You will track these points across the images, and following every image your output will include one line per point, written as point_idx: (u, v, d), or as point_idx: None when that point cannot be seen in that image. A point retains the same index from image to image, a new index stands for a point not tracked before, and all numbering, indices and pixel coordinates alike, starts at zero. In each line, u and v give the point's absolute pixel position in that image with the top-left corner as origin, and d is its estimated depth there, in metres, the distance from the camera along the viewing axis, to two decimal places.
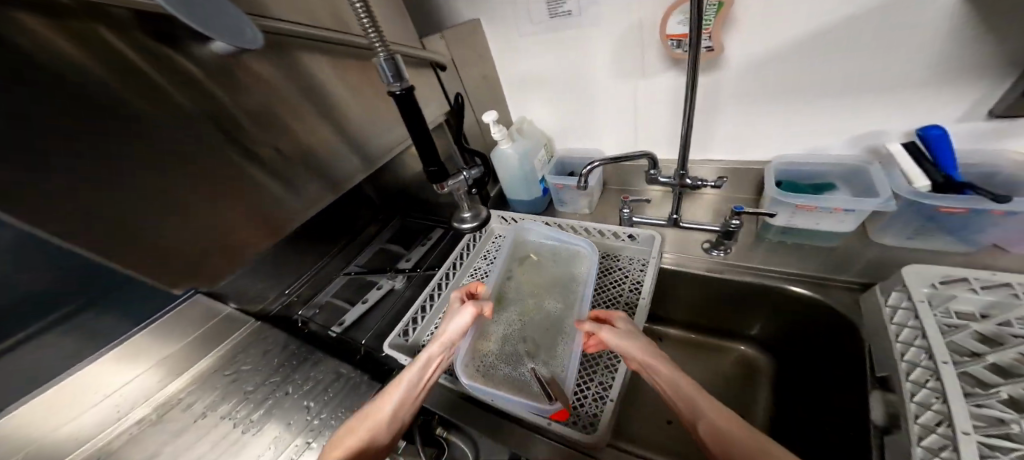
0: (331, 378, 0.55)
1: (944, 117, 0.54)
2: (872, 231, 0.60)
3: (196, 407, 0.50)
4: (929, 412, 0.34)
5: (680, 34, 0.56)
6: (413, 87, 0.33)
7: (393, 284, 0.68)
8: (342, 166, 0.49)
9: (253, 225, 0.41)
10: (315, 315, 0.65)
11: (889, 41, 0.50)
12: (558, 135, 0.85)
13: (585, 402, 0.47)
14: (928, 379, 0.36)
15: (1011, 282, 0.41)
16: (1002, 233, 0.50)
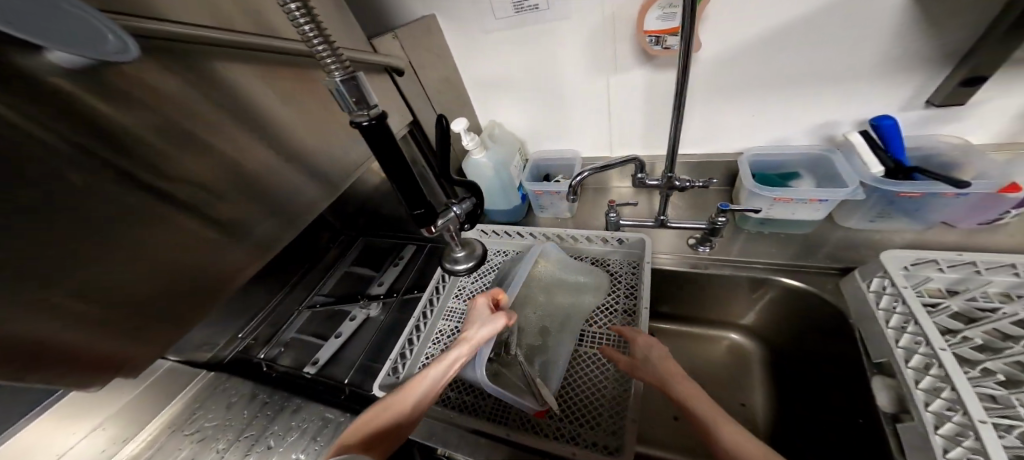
0: (319, 425, 0.48)
1: (893, 106, 0.57)
2: (837, 215, 0.60)
3: None
4: (939, 399, 0.34)
5: (659, 30, 0.56)
6: (382, 113, 0.28)
7: (368, 313, 0.64)
8: (307, 192, 0.45)
9: (212, 267, 0.35)
10: (283, 353, 0.59)
11: (850, 33, 0.51)
12: (530, 137, 0.84)
13: (601, 420, 0.46)
14: (929, 365, 0.36)
15: (976, 261, 0.42)
16: (949, 211, 0.52)
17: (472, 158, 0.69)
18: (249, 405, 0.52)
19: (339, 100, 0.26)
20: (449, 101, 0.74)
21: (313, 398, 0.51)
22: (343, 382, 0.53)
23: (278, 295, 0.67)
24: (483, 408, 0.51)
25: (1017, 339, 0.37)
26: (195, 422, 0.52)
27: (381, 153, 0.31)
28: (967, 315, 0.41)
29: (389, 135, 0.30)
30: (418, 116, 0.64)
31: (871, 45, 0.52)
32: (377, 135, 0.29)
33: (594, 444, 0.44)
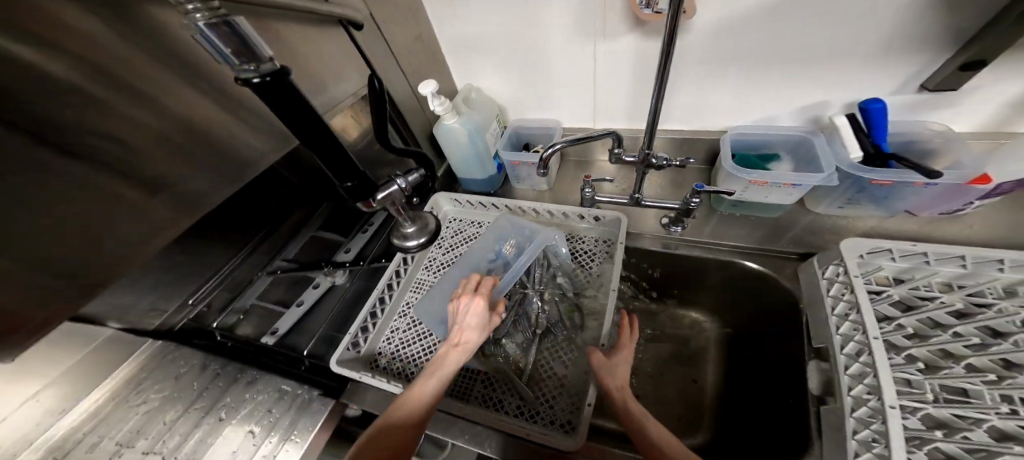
0: (274, 397, 0.48)
1: (883, 89, 0.55)
2: (808, 201, 0.59)
3: (108, 444, 0.44)
4: (861, 384, 0.37)
5: None
6: (279, 68, 0.25)
7: (334, 280, 0.62)
8: (254, 148, 0.41)
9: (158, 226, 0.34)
10: (244, 320, 0.57)
11: (855, 8, 0.47)
12: (511, 104, 0.79)
13: (559, 401, 0.48)
14: (860, 353, 0.38)
15: (927, 251, 0.42)
16: (918, 199, 0.51)
17: (444, 123, 0.64)
18: (199, 377, 0.50)
19: (214, 53, 0.23)
20: (421, 61, 0.67)
21: (272, 372, 0.51)
22: (302, 354, 0.53)
23: (233, 259, 0.57)
24: (446, 384, 0.52)
25: (945, 329, 0.39)
26: (141, 392, 0.49)
27: (286, 112, 0.28)
28: (906, 302, 0.42)
29: (296, 91, 0.28)
30: (382, 76, 0.58)
31: (869, 25, 0.48)
32: (274, 91, 0.26)
33: (552, 422, 0.46)
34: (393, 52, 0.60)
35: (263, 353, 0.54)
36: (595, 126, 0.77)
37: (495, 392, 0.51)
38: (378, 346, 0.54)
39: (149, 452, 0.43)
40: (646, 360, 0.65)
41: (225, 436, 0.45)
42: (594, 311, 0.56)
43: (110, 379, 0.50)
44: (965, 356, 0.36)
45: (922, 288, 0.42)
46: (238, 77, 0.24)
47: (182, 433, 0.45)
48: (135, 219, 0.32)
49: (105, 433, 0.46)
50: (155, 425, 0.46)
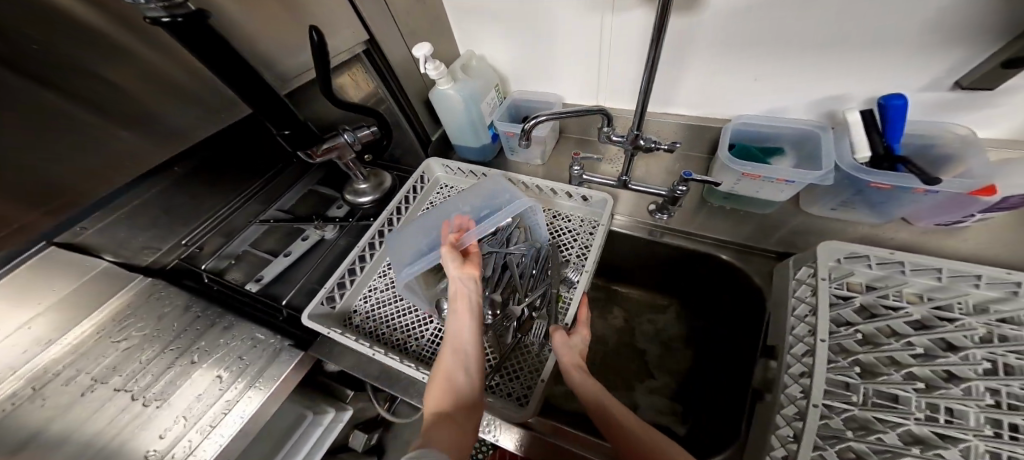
0: (247, 346, 0.52)
1: (909, 85, 0.50)
2: (804, 201, 0.59)
3: (84, 376, 0.41)
4: (797, 384, 0.41)
5: None
6: (192, 11, 0.29)
7: (323, 234, 0.65)
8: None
9: (154, 145, 0.45)
10: (234, 266, 0.59)
11: None
12: (512, 73, 0.76)
13: (520, 375, 0.50)
14: (804, 354, 0.42)
15: (904, 262, 0.44)
16: (916, 207, 0.50)
17: (439, 88, 0.64)
18: (179, 318, 0.50)
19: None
20: (421, 20, 0.65)
21: (249, 320, 0.54)
22: (280, 305, 0.58)
23: (231, 202, 0.60)
24: (413, 347, 0.53)
25: (900, 337, 0.43)
26: (123, 329, 0.46)
27: (208, 56, 0.32)
28: (871, 309, 0.46)
29: (216, 38, 0.32)
30: (378, 36, 0.57)
31: (904, 14, 0.44)
32: (189, 32, 0.29)
33: (509, 394, 0.48)
34: (391, 11, 0.58)
35: (247, 301, 0.57)
36: (598, 104, 0.74)
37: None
38: (354, 303, 0.56)
39: (121, 389, 0.43)
40: (616, 340, 0.69)
41: (195, 378, 0.47)
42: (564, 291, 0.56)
43: (100, 310, 0.46)
44: (908, 364, 0.41)
45: (891, 297, 0.45)
46: (151, 17, 0.27)
47: (155, 373, 0.45)
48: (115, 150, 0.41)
49: (83, 366, 0.42)
50: (130, 363, 0.45)
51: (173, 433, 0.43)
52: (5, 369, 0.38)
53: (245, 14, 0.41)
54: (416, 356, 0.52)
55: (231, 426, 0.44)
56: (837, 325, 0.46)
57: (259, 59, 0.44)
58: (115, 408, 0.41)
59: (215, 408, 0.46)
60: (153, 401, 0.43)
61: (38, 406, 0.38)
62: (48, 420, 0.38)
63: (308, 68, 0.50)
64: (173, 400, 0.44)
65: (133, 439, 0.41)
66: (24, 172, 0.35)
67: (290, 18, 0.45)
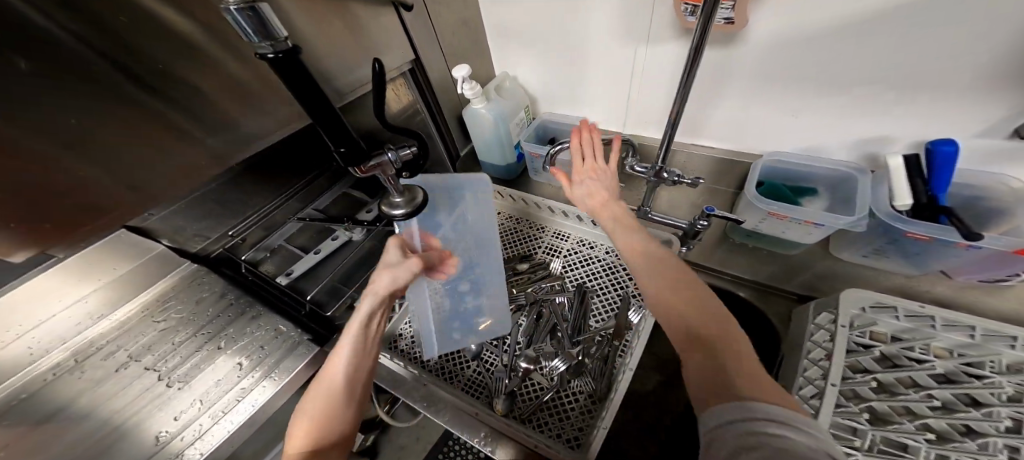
0: (270, 336, 0.58)
1: (958, 132, 0.48)
2: (833, 246, 0.57)
3: (121, 354, 0.46)
4: None
5: None
6: (295, 48, 0.27)
7: (351, 235, 0.72)
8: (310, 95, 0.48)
9: (226, 146, 0.42)
10: (269, 258, 0.64)
11: (934, 38, 0.42)
12: (544, 97, 0.79)
13: (571, 416, 0.50)
14: (813, 396, 0.41)
15: (935, 316, 0.43)
16: (956, 262, 0.47)
17: (472, 107, 0.67)
18: (215, 304, 0.55)
19: (239, 27, 0.24)
20: (464, 44, 0.69)
21: (275, 312, 0.61)
22: (304, 299, 0.65)
23: (274, 200, 0.61)
24: (461, 377, 0.56)
25: (920, 389, 0.42)
26: (164, 310, 0.51)
27: (294, 87, 0.30)
28: (893, 360, 0.44)
29: (305, 69, 0.29)
30: (423, 56, 0.61)
31: (963, 57, 0.42)
32: (287, 68, 0.28)
33: (559, 435, 0.48)
34: (437, 34, 0.62)
35: (276, 293, 0.63)
36: (624, 131, 0.76)
37: (509, 394, 0.53)
38: (399, 327, 0.60)
39: (149, 369, 0.48)
40: None
41: (216, 364, 0.53)
42: (623, 337, 0.56)
43: (148, 290, 0.50)
44: (925, 415, 0.40)
45: (918, 349, 0.43)
46: (253, 52, 0.26)
47: (183, 355, 0.51)
48: (182, 149, 0.38)
49: (122, 344, 0.47)
50: (163, 344, 0.50)
51: (186, 416, 0.49)
52: (58, 339, 0.43)
53: (314, 34, 0.44)
54: (462, 387, 0.55)
55: (241, 413, 0.52)
56: (854, 371, 0.45)
57: (321, 74, 0.48)
58: (140, 387, 0.47)
59: (239, 386, 0.53)
60: (175, 383, 0.49)
61: (77, 378, 0.43)
62: (80, 392, 0.43)
63: (363, 83, 0.54)
64: (193, 384, 0.50)
65: (151, 418, 0.47)
66: (110, 169, 0.34)
67: (352, 38, 0.49)
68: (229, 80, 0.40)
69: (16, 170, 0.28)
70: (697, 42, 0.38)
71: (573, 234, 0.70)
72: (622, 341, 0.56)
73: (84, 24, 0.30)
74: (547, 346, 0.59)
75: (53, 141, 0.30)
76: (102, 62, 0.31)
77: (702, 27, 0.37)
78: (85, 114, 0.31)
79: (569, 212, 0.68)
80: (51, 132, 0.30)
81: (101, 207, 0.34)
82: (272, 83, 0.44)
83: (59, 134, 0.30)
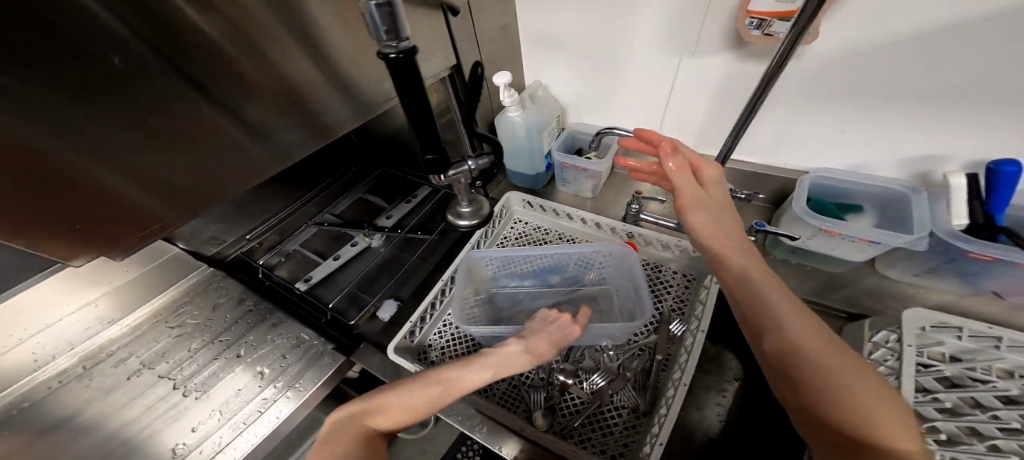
0: (291, 344, 0.54)
1: (1017, 153, 0.47)
2: (879, 264, 0.55)
3: (132, 362, 0.48)
4: None
5: (765, 13, 0.47)
6: (414, 51, 0.25)
7: (371, 242, 0.71)
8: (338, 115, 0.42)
9: (270, 157, 0.37)
10: (283, 262, 0.66)
11: (997, 59, 0.42)
12: (575, 106, 0.78)
13: (615, 430, 0.47)
14: None
15: (1002, 336, 0.41)
16: (1012, 283, 0.46)
17: (507, 115, 0.66)
18: (233, 310, 0.56)
19: (370, 25, 0.23)
20: (501, 51, 0.69)
21: (297, 319, 0.57)
22: (327, 306, 0.59)
23: (290, 206, 0.73)
24: (493, 389, 0.52)
25: (985, 409, 0.39)
26: (177, 316, 0.54)
27: (401, 89, 0.27)
28: (955, 380, 0.42)
29: (416, 74, 0.27)
30: (463, 61, 0.60)
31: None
32: (401, 72, 0.26)
33: (603, 451, 0.45)
34: (478, 39, 0.61)
35: (295, 299, 0.59)
36: None
37: (549, 408, 0.49)
38: (429, 340, 0.54)
39: (164, 377, 0.48)
40: None
41: (234, 374, 0.50)
42: (667, 349, 0.53)
43: (156, 297, 0.54)
44: (994, 436, 0.37)
45: (979, 369, 0.41)
46: (376, 49, 0.24)
47: (198, 363, 0.50)
48: (227, 158, 0.34)
49: (133, 351, 0.50)
50: (177, 352, 0.51)
51: (203, 428, 0.45)
52: (65, 344, 0.47)
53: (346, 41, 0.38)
54: (496, 399, 0.51)
55: (263, 426, 0.45)
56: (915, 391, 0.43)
57: None
58: (154, 396, 0.46)
59: (261, 397, 0.48)
60: (192, 392, 0.47)
61: (86, 385, 0.45)
62: (89, 401, 0.44)
63: None
64: (211, 394, 0.48)
65: (166, 430, 0.44)
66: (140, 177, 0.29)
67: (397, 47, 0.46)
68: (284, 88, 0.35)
69: (38, 179, 0.23)
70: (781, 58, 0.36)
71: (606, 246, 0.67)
72: (663, 355, 0.52)
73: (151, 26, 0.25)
74: (585, 358, 0.55)
75: (79, 149, 0.24)
76: (151, 54, 0.26)
77: (790, 43, 0.35)
78: (113, 117, 0.26)
79: (604, 223, 0.67)
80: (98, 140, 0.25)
81: (149, 219, 0.31)
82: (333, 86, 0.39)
83: (86, 143, 0.25)
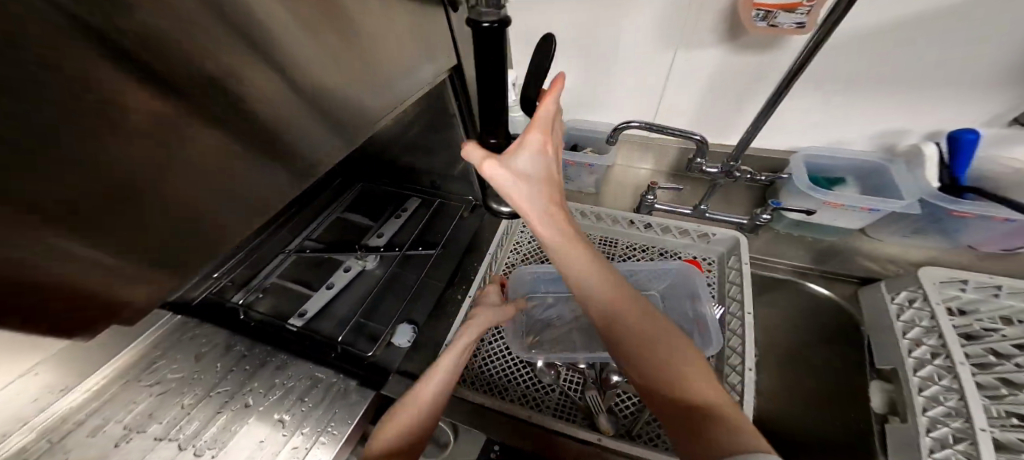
0: (307, 384, 0.49)
1: (971, 122, 0.55)
2: (874, 229, 0.62)
3: (115, 427, 0.42)
4: (940, 406, 0.41)
5: (770, 5, 0.48)
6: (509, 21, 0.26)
7: (365, 264, 0.66)
8: (360, 110, 0.29)
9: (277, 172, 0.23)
10: (262, 298, 0.60)
11: (955, 41, 0.48)
12: (568, 104, 0.78)
13: None
14: (940, 376, 0.43)
15: (1002, 285, 0.47)
16: (985, 234, 0.55)
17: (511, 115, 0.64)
18: (223, 357, 0.51)
19: None
20: None
21: (303, 357, 0.51)
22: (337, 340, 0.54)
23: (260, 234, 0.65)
24: (547, 403, 0.49)
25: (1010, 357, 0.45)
26: (155, 371, 0.48)
27: (483, 61, 0.29)
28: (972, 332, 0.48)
29: (502, 46, 0.28)
30: (464, 61, 0.55)
31: (986, 54, 0.48)
32: (490, 41, 0.27)
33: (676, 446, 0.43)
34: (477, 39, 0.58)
35: (292, 338, 0.54)
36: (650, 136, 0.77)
37: (609, 412, 0.48)
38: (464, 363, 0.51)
39: (163, 438, 0.42)
40: None
41: (249, 426, 0.44)
42: None
43: (120, 354, 0.47)
44: None
45: (988, 320, 0.48)
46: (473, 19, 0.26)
47: (200, 419, 0.44)
48: (209, 182, 0.19)
49: (110, 415, 0.43)
50: (167, 410, 0.45)
51: None
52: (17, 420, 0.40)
53: (347, 76, 0.26)
54: (553, 414, 0.48)
55: None
56: None
57: None
58: None
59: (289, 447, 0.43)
60: (203, 451, 0.42)
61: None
62: None
63: None
64: (225, 450, 0.42)
65: None
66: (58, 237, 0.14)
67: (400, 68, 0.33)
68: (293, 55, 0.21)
69: None
70: (812, 48, 0.41)
71: (621, 240, 0.64)
72: None
73: (153, 25, 0.15)
74: None
75: None
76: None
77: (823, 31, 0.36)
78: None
79: (625, 218, 0.63)
80: (64, 176, 0.14)
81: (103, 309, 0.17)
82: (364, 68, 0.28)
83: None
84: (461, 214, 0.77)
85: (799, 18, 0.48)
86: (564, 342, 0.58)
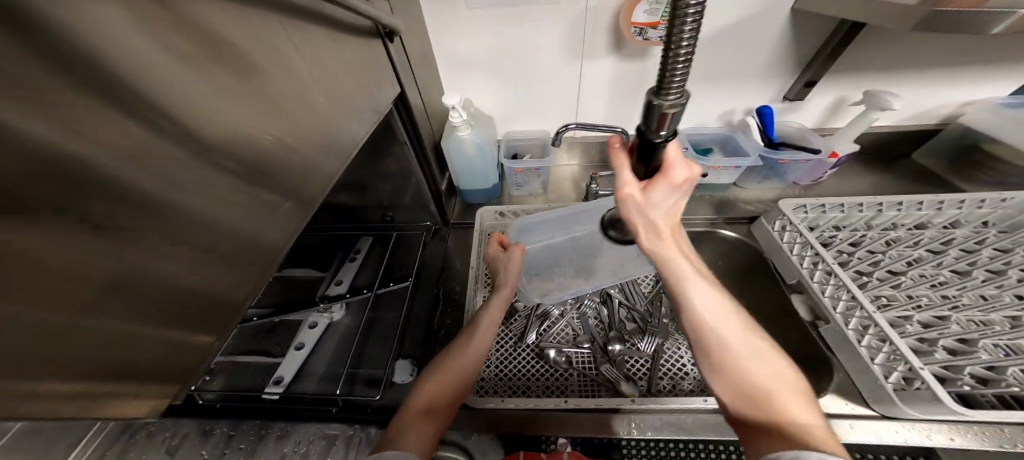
0: (321, 445, 0.51)
1: (772, 98, 0.82)
2: (739, 181, 0.90)
3: None
4: (841, 301, 0.65)
5: (645, 23, 0.64)
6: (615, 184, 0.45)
7: (332, 315, 0.65)
8: (299, 170, 0.37)
9: (242, 250, 0.31)
10: (213, 379, 0.58)
11: (745, 46, 0.72)
12: (502, 118, 0.87)
13: (671, 377, 0.64)
14: (826, 277, 0.68)
15: (824, 203, 0.77)
16: (797, 172, 0.85)
17: (456, 133, 0.71)
18: (203, 444, 0.51)
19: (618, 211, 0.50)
20: (427, 77, 0.70)
21: (302, 421, 0.54)
22: (336, 395, 0.56)
23: None
24: (571, 386, 0.64)
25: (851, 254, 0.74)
26: None
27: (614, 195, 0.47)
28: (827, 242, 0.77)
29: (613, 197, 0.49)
30: (406, 90, 0.60)
31: (767, 54, 0.73)
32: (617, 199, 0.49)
33: (669, 389, 0.62)
34: (412, 68, 0.62)
35: (275, 407, 0.55)
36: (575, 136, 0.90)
37: (626, 379, 0.64)
38: (493, 384, 0.63)
39: None
40: None
41: None
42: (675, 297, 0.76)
43: None
44: (869, 271, 0.70)
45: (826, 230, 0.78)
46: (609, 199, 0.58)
47: None
48: (192, 267, 0.27)
49: None
50: None
51: None
52: None
53: (263, 120, 0.32)
54: (580, 394, 0.62)
55: None
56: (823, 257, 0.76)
57: (330, 119, 0.41)
58: None
59: None
60: None
61: None
62: None
63: (366, 126, 0.49)
64: None
65: None
66: (81, 334, 0.21)
67: (299, 102, 0.36)
68: (235, 154, 0.29)
69: None
70: None
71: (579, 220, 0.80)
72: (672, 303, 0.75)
73: (110, 130, 0.20)
74: (627, 326, 0.72)
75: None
76: (61, 140, 0.18)
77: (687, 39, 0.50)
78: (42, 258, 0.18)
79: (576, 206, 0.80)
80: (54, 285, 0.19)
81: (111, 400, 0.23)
82: (285, 131, 0.35)
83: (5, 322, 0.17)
84: (423, 240, 0.78)
85: (661, 32, 0.65)
86: (567, 334, 0.72)
